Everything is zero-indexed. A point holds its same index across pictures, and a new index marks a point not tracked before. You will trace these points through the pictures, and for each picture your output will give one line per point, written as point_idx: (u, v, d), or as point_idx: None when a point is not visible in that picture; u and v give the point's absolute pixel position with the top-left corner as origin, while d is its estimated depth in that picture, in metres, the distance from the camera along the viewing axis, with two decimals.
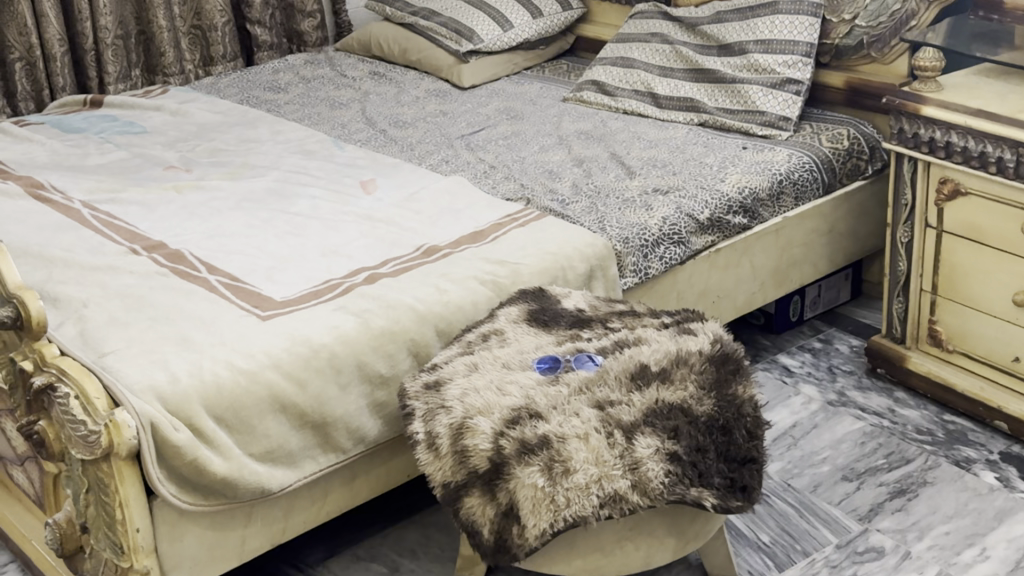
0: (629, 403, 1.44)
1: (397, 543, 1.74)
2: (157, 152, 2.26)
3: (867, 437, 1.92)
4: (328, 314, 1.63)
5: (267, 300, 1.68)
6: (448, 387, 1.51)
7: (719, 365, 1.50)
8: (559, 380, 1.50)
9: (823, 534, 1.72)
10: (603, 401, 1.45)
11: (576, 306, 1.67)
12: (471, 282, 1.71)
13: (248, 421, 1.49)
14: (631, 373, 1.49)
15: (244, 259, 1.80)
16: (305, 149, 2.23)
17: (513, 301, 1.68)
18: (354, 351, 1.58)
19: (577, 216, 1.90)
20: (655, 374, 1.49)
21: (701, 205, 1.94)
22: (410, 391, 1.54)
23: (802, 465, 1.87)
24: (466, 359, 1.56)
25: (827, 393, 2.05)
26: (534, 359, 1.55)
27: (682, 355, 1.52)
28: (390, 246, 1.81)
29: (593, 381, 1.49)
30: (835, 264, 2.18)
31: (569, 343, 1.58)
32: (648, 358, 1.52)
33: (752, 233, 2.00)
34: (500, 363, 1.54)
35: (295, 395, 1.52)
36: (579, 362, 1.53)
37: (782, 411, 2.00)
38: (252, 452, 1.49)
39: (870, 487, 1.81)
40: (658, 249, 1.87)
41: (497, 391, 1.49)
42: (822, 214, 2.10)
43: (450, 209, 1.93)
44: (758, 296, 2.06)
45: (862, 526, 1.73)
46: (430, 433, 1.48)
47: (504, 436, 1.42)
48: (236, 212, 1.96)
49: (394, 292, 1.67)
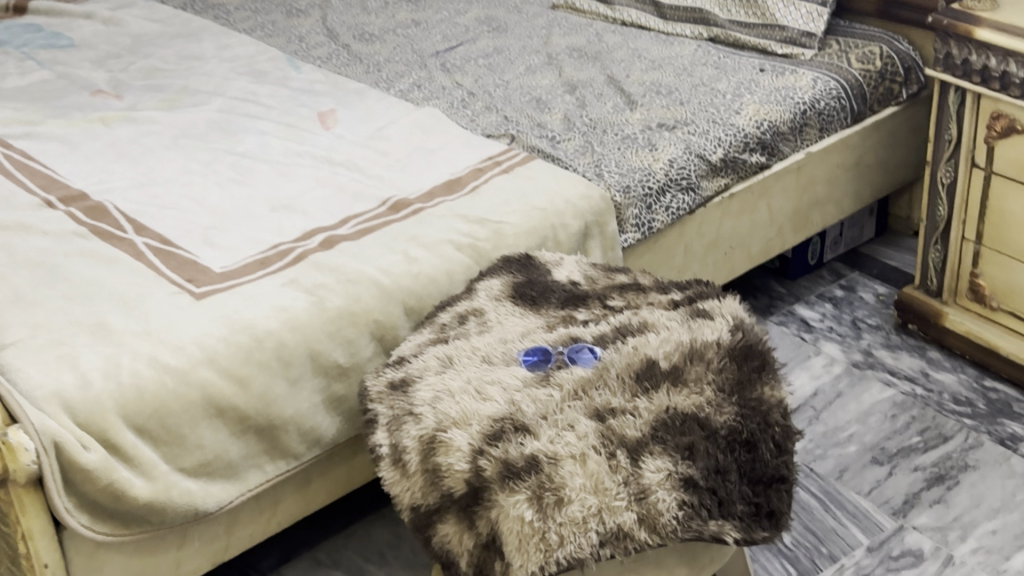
0: (634, 415, 1.20)
1: (364, 544, 1.51)
2: (85, 72, 1.97)
3: (898, 408, 1.69)
4: (275, 292, 1.38)
5: (205, 272, 1.42)
6: (417, 388, 1.26)
7: (740, 361, 1.25)
8: (550, 381, 1.25)
9: (852, 533, 1.49)
10: (603, 411, 1.21)
11: (569, 277, 1.42)
12: (445, 247, 1.45)
13: (176, 429, 1.24)
14: (636, 373, 1.25)
15: (177, 215, 1.53)
16: (256, 68, 1.95)
17: (494, 273, 1.42)
18: (304, 339, 1.33)
19: (569, 158, 1.63)
20: (664, 375, 1.24)
21: (713, 143, 1.67)
22: (372, 389, 1.29)
23: (824, 443, 1.64)
24: (439, 351, 1.31)
25: (852, 352, 1.81)
26: (520, 352, 1.30)
27: (697, 349, 1.27)
28: (350, 201, 1.55)
29: (591, 384, 1.24)
30: (861, 201, 1.92)
31: (561, 329, 1.33)
32: (656, 352, 1.27)
33: (771, 173, 1.74)
34: (478, 357, 1.29)
35: (234, 396, 1.28)
36: (573, 358, 1.28)
37: (801, 376, 1.76)
38: (182, 466, 1.25)
39: (903, 472, 1.58)
40: (663, 198, 1.61)
41: (476, 395, 1.24)
42: (849, 147, 1.83)
43: (420, 150, 1.66)
44: (776, 242, 1.81)
45: (896, 524, 1.50)
46: (396, 445, 1.23)
47: (484, 456, 1.18)
48: (171, 153, 1.69)
49: (353, 263, 1.42)
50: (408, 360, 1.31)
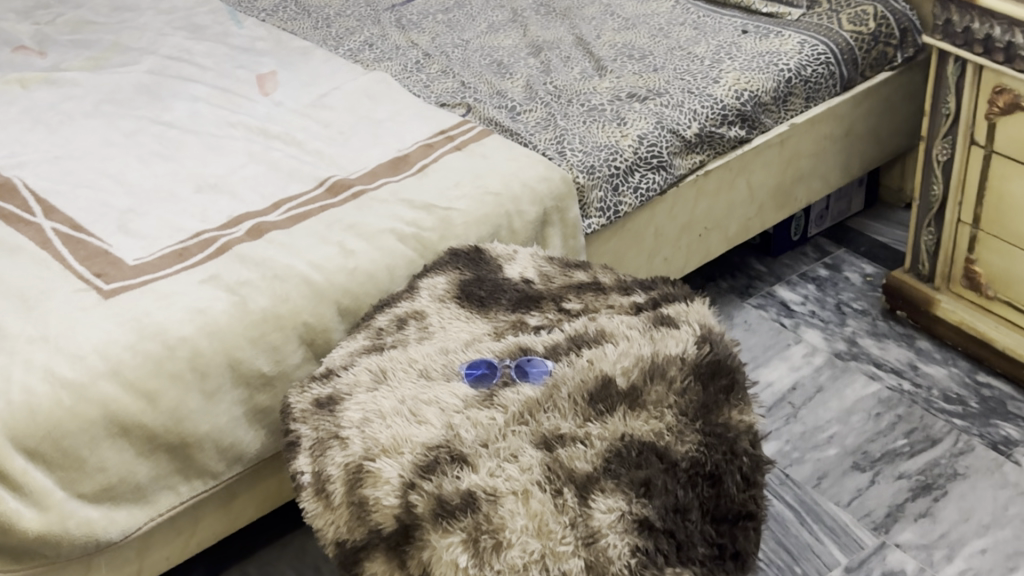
0: (586, 444, 1.07)
1: (299, 556, 1.38)
2: (8, 24, 1.80)
3: (883, 406, 1.56)
4: (192, 290, 1.24)
5: (117, 265, 1.28)
6: (345, 407, 1.13)
7: (707, 381, 1.12)
8: (493, 401, 1.12)
9: (829, 551, 1.37)
10: (550, 439, 1.07)
11: (521, 274, 1.28)
12: (385, 237, 1.31)
13: (74, 452, 1.11)
14: (590, 394, 1.11)
15: (92, 197, 1.39)
16: (194, 23, 1.80)
17: (439, 270, 1.28)
18: (222, 346, 1.19)
19: (529, 133, 1.48)
20: (621, 396, 1.11)
21: (687, 117, 1.52)
22: (294, 405, 1.15)
23: (802, 445, 1.51)
24: (372, 363, 1.17)
25: (835, 341, 1.68)
26: (463, 365, 1.16)
27: (659, 366, 1.13)
28: (285, 181, 1.40)
29: (539, 406, 1.11)
30: (849, 174, 1.78)
31: (510, 337, 1.19)
32: (613, 368, 1.14)
33: (751, 148, 1.59)
34: (415, 371, 1.16)
35: (141, 413, 1.14)
36: (520, 375, 1.14)
37: (779, 367, 1.63)
38: (81, 491, 1.12)
39: (887, 480, 1.46)
40: (631, 179, 1.46)
41: (409, 417, 1.11)
42: (837, 117, 1.68)
43: (366, 121, 1.51)
44: (756, 221, 1.67)
45: (877, 540, 1.38)
46: (320, 473, 1.10)
47: (415, 490, 1.04)
48: (93, 121, 1.54)
49: (282, 257, 1.28)
50: (337, 372, 1.17)
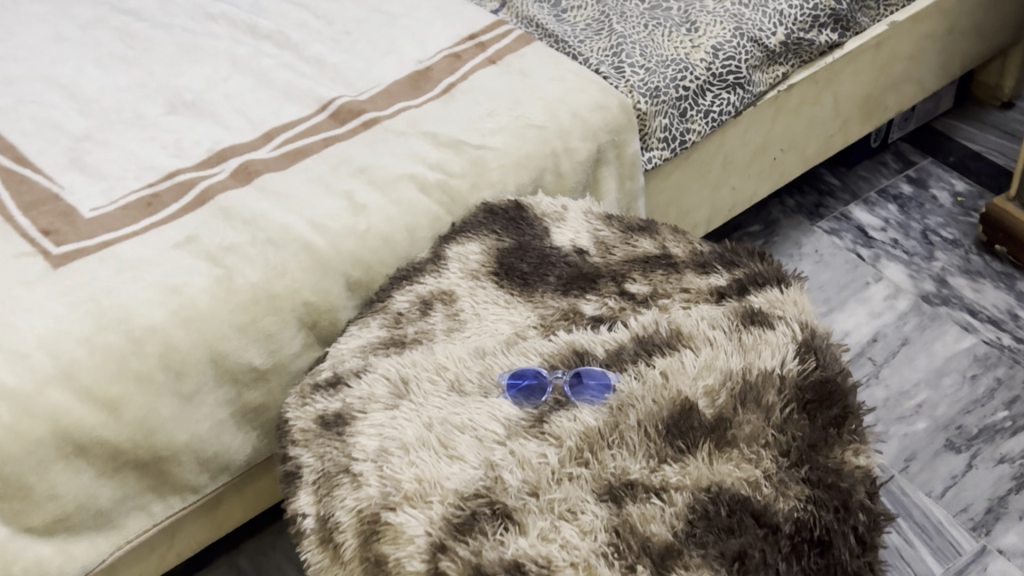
0: (664, 499, 0.84)
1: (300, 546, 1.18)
2: None
3: (979, 367, 1.34)
4: (164, 258, 0.99)
5: (70, 218, 1.02)
6: (357, 429, 0.90)
7: (814, 412, 0.89)
8: (543, 430, 0.89)
9: (920, 558, 1.17)
10: (617, 489, 0.85)
11: (573, 243, 1.03)
12: (404, 187, 1.05)
13: (17, 479, 0.87)
14: (666, 426, 0.88)
15: (42, 116, 1.13)
16: None
17: (471, 235, 1.03)
18: (202, 337, 0.95)
19: (578, 41, 1.21)
20: (706, 430, 0.88)
21: (772, 21, 1.23)
22: (293, 424, 0.92)
23: (886, 415, 1.29)
24: (389, 367, 0.93)
25: (922, 280, 1.44)
26: (504, 375, 0.93)
27: (752, 388, 0.90)
28: (280, 101, 1.14)
29: (602, 442, 0.88)
30: (945, 76, 1.51)
31: (562, 335, 0.95)
32: (694, 388, 0.91)
33: (843, 54, 1.31)
34: (443, 382, 0.92)
35: (102, 427, 0.91)
36: (576, 393, 0.91)
37: (857, 313, 1.40)
38: (30, 526, 0.90)
39: (987, 466, 1.24)
40: (702, 101, 1.20)
41: (438, 450, 0.88)
42: (943, 12, 1.40)
43: (378, 17, 1.25)
44: (837, 138, 1.42)
45: (977, 545, 1.17)
46: (326, 517, 0.88)
47: (446, 555, 0.81)
48: (43, 7, 1.29)
49: (276, 212, 1.02)
50: (347, 379, 0.93)
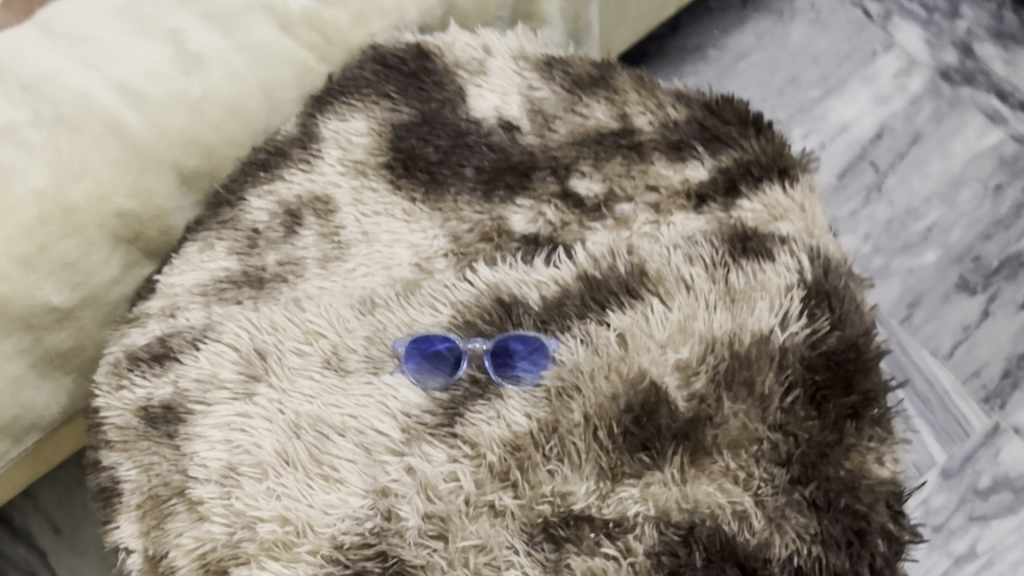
0: (620, 545, 0.61)
1: None
2: None
3: (1006, 174, 1.08)
4: None
5: None
6: (191, 432, 0.65)
7: (828, 401, 0.64)
8: (454, 434, 0.64)
9: (919, 442, 0.96)
10: (555, 529, 0.62)
11: (498, 113, 0.77)
12: (257, 22, 0.72)
13: None
14: (622, 429, 0.64)
15: None
16: None
17: (355, 101, 0.76)
18: None
19: None
20: (677, 435, 0.64)
21: None
22: (106, 419, 0.68)
23: (887, 244, 1.04)
24: (239, 333, 0.68)
25: (941, 48, 1.15)
26: (401, 342, 0.68)
27: (744, 368, 0.65)
28: None
29: (535, 457, 0.63)
30: None
31: (483, 273, 0.70)
32: (662, 364, 0.65)
33: None
34: (315, 356, 0.67)
35: None
36: (499, 370, 0.66)
37: (860, 99, 1.12)
38: None
39: (1007, 313, 1.01)
40: None
41: (307, 469, 0.63)
42: None
43: None
44: None
45: (988, 424, 0.96)
46: (156, 557, 0.64)
47: None
48: None
49: (67, 68, 0.67)
50: (179, 351, 0.68)
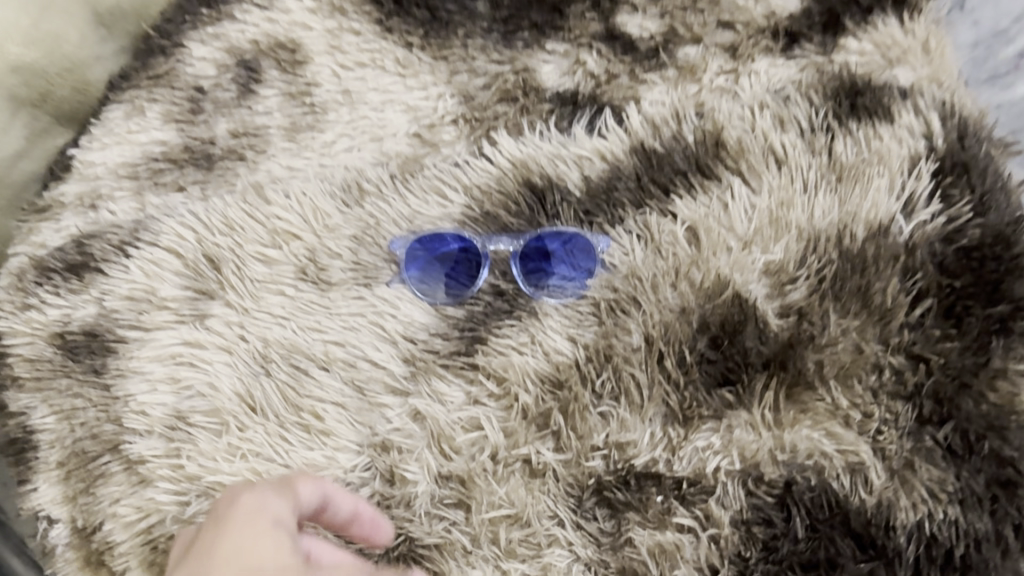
0: (697, 513, 0.46)
1: None
2: None
3: None
4: None
5: None
6: (123, 369, 0.49)
7: (968, 313, 0.48)
8: (472, 365, 0.49)
9: None
10: (610, 492, 0.47)
11: None
12: None
13: None
14: (697, 357, 0.49)
15: None
16: None
17: None
18: None
19: None
20: (770, 364, 0.48)
21: None
22: (11, 349, 0.52)
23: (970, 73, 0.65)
24: (180, 234, 0.52)
25: None
26: (400, 242, 0.52)
27: (856, 273, 0.49)
28: None
29: (583, 397, 0.48)
30: None
31: (505, 146, 0.55)
32: (746, 267, 0.50)
33: None
34: (287, 265, 0.51)
35: None
36: (529, 279, 0.51)
37: None
38: None
39: None
40: None
41: (279, 415, 0.48)
42: None
43: None
44: None
45: None
46: (87, 530, 0.49)
47: None
48: None
49: None
50: (103, 259, 0.53)
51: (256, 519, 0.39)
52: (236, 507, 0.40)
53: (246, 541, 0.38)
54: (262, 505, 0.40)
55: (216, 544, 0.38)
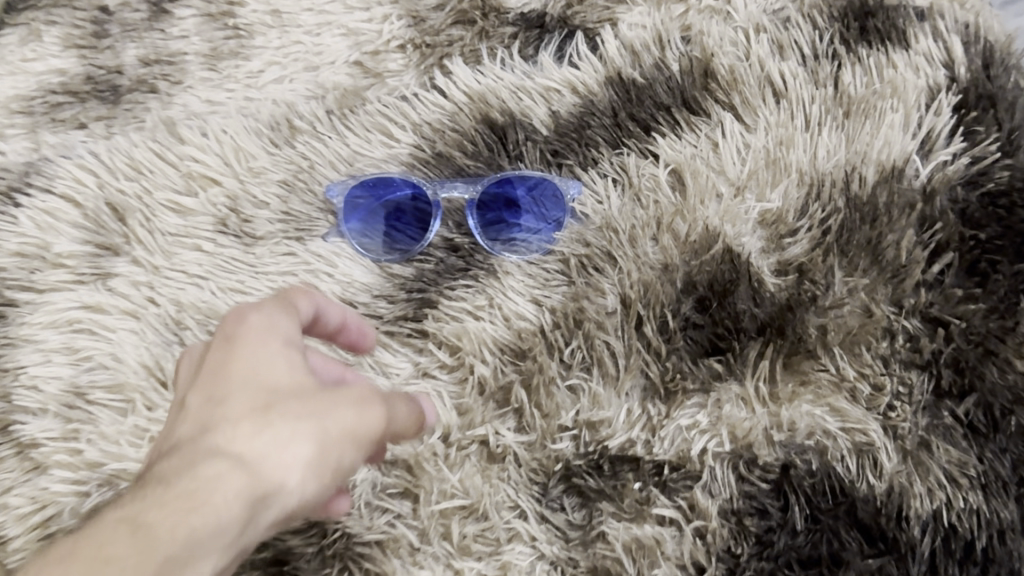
0: (680, 502, 0.40)
1: None
2: None
3: None
4: None
5: None
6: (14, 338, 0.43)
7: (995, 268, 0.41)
8: (418, 333, 0.44)
9: None
10: (580, 479, 0.41)
11: None
12: None
13: None
14: (682, 322, 0.42)
15: None
16: None
17: None
18: None
19: None
20: (766, 329, 0.42)
21: None
22: None
23: None
24: (79, 179, 0.46)
25: None
26: (337, 188, 0.46)
27: (865, 224, 0.42)
28: None
29: (549, 368, 0.42)
30: None
31: (461, 77, 0.48)
32: (738, 218, 0.43)
33: None
34: (206, 214, 0.45)
35: None
36: (486, 229, 0.45)
37: None
38: None
39: None
40: None
41: None
42: None
43: None
44: None
45: None
46: None
47: None
48: None
49: None
50: None
51: (267, 336, 0.31)
52: (228, 321, 0.32)
53: (260, 363, 0.30)
54: (273, 321, 0.32)
55: (219, 366, 0.30)
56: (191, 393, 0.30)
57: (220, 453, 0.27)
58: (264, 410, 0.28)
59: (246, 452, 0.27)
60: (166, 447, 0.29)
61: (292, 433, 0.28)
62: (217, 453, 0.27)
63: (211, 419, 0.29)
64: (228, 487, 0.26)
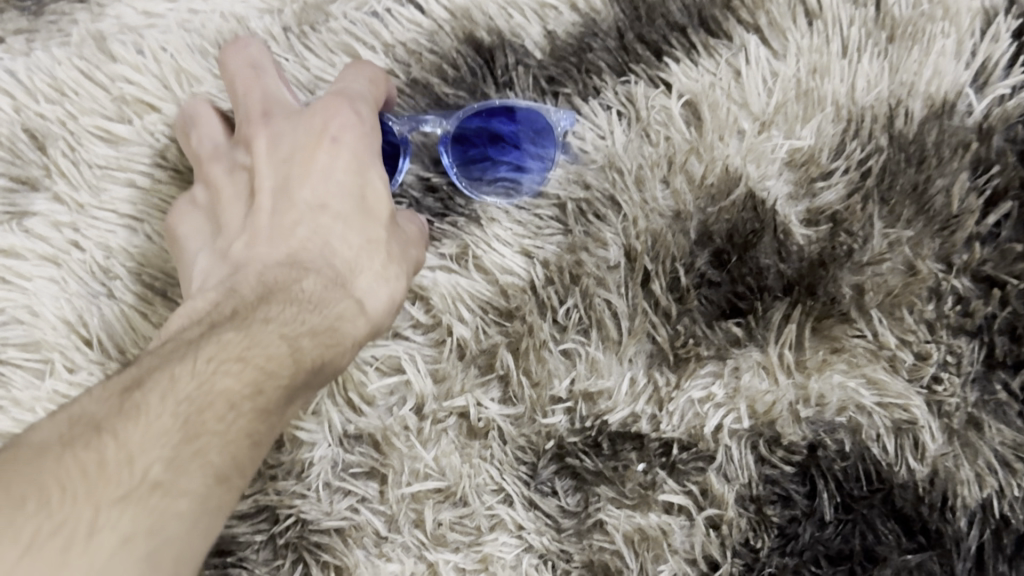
0: (691, 488, 0.35)
1: None
2: None
3: None
4: None
5: None
6: None
7: None
8: None
9: None
10: (575, 459, 0.36)
11: None
12: None
13: None
14: (694, 280, 0.36)
15: None
16: None
17: None
18: None
19: None
20: (793, 288, 0.36)
21: None
22: None
23: None
24: None
25: None
26: None
27: (910, 169, 0.36)
28: None
29: (540, 330, 0.36)
30: None
31: None
32: (761, 159, 0.36)
33: None
34: (140, 148, 0.39)
35: None
36: (467, 167, 0.38)
37: None
38: None
39: None
40: None
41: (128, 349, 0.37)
42: None
43: None
44: None
45: None
46: None
47: None
48: None
49: None
50: None
51: (369, 144, 0.35)
52: (336, 118, 0.35)
53: (362, 172, 0.35)
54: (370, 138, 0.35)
55: (319, 133, 0.35)
56: (304, 182, 0.35)
57: (345, 288, 0.33)
58: (378, 241, 0.34)
59: (362, 293, 0.33)
60: (283, 241, 0.34)
61: (398, 276, 0.34)
62: (343, 288, 0.33)
63: (326, 233, 0.34)
64: (353, 331, 0.32)
